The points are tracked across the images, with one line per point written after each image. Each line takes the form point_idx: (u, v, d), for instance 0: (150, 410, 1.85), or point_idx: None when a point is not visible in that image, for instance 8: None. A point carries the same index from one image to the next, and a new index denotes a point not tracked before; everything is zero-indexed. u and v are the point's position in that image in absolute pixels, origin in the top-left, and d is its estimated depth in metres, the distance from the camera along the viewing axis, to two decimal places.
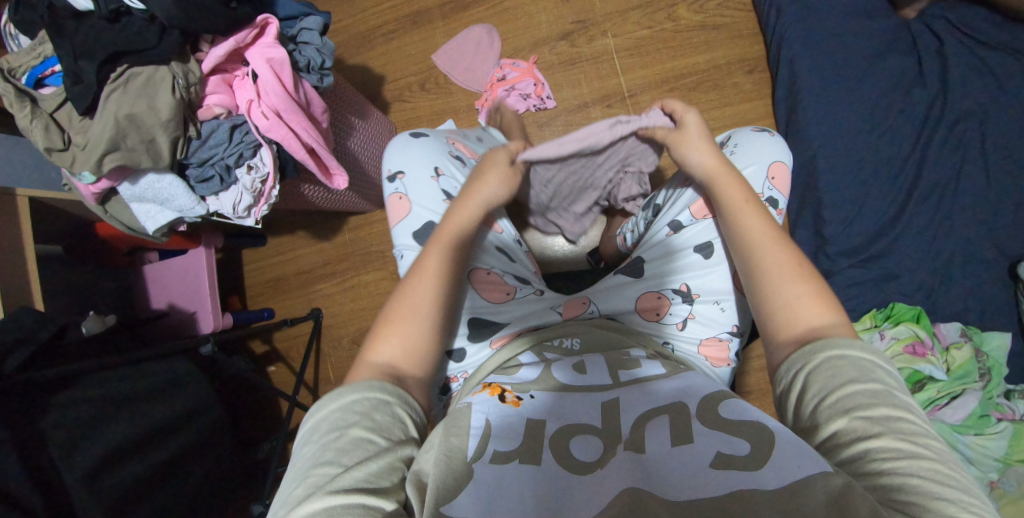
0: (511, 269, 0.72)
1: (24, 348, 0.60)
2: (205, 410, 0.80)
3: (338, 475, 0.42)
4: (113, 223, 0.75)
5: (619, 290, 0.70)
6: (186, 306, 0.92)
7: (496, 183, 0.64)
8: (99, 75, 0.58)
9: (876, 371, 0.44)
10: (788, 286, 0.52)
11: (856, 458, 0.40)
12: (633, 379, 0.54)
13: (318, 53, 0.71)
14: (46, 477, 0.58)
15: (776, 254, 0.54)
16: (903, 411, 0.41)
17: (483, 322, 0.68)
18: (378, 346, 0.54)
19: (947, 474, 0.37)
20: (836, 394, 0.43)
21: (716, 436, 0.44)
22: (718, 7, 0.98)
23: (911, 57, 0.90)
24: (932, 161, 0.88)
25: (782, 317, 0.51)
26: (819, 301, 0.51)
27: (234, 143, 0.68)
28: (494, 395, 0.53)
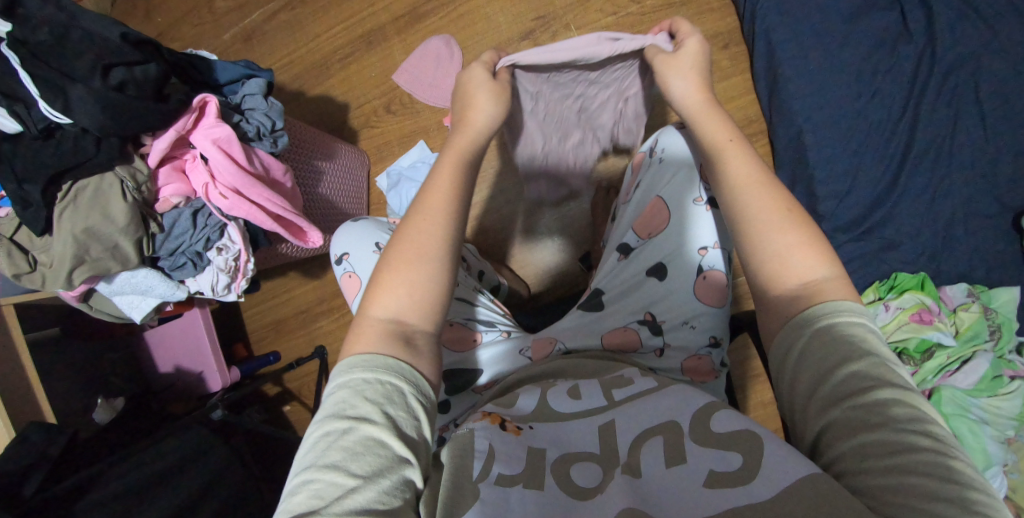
0: (475, 314, 0.73)
1: (37, 472, 0.62)
2: (229, 465, 0.80)
3: (347, 484, 0.38)
4: (101, 315, 0.74)
5: (587, 326, 0.69)
6: (192, 367, 0.94)
7: (490, 103, 0.60)
8: (47, 199, 0.56)
9: (876, 351, 0.39)
10: (782, 229, 0.48)
11: (854, 452, 0.36)
12: (627, 397, 0.54)
13: (266, 116, 0.68)
14: None
15: (760, 197, 0.50)
16: (907, 395, 0.36)
17: (460, 374, 0.69)
18: (383, 300, 0.50)
19: (956, 468, 0.32)
20: (829, 381, 0.39)
21: (706, 454, 0.43)
22: None
23: (894, 7, 0.84)
24: (925, 119, 0.83)
25: (773, 267, 0.47)
26: (812, 247, 0.47)
27: (199, 228, 0.67)
28: (495, 423, 0.51)
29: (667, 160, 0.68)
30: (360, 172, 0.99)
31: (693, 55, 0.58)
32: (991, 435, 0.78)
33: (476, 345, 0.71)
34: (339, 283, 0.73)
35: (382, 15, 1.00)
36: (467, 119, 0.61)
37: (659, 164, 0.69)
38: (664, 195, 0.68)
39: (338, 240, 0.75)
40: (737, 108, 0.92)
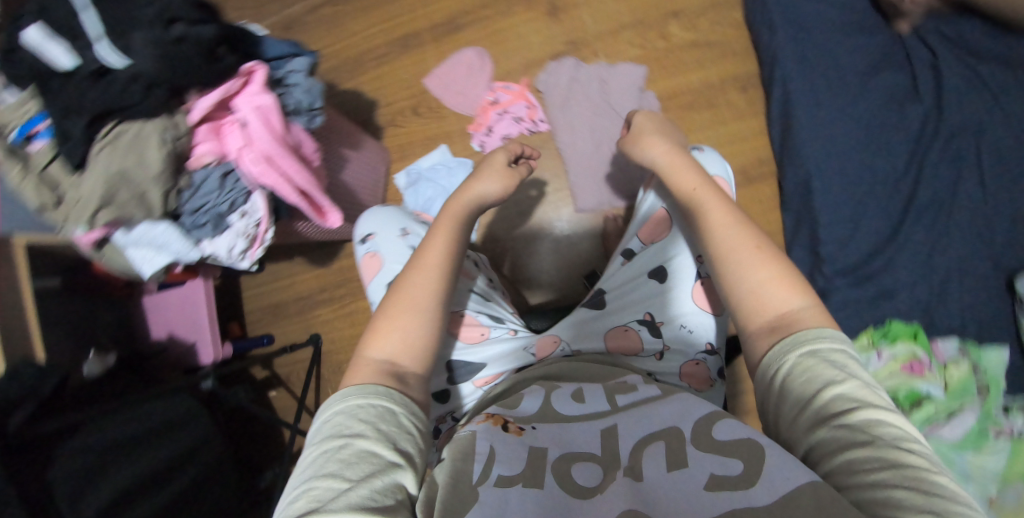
0: (485, 308, 0.75)
1: (27, 407, 0.61)
2: (211, 439, 0.81)
3: (343, 488, 0.41)
4: (108, 266, 0.74)
5: (592, 327, 0.71)
6: (186, 336, 0.94)
7: (491, 181, 0.73)
8: (89, 133, 0.58)
9: (857, 375, 0.41)
10: (755, 267, 0.51)
11: (843, 468, 0.36)
12: (631, 404, 0.54)
13: (306, 94, 0.71)
14: None
15: (734, 241, 0.53)
16: (889, 417, 0.38)
17: (462, 364, 0.70)
18: (378, 343, 0.55)
19: (945, 483, 0.33)
20: (815, 402, 0.40)
21: (707, 458, 0.43)
22: (710, 24, 0.96)
23: (905, 70, 0.89)
24: (929, 176, 0.87)
25: (751, 305, 0.49)
26: (787, 283, 0.49)
27: (226, 190, 0.68)
28: (497, 425, 0.52)
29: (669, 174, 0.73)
30: (382, 167, 1.01)
31: (653, 123, 0.72)
32: (973, 491, 0.77)
33: (482, 339, 0.72)
34: (358, 262, 0.74)
35: (421, 22, 1.05)
36: (467, 189, 0.71)
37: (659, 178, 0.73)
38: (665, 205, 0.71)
39: (361, 221, 0.76)
40: (750, 147, 0.96)
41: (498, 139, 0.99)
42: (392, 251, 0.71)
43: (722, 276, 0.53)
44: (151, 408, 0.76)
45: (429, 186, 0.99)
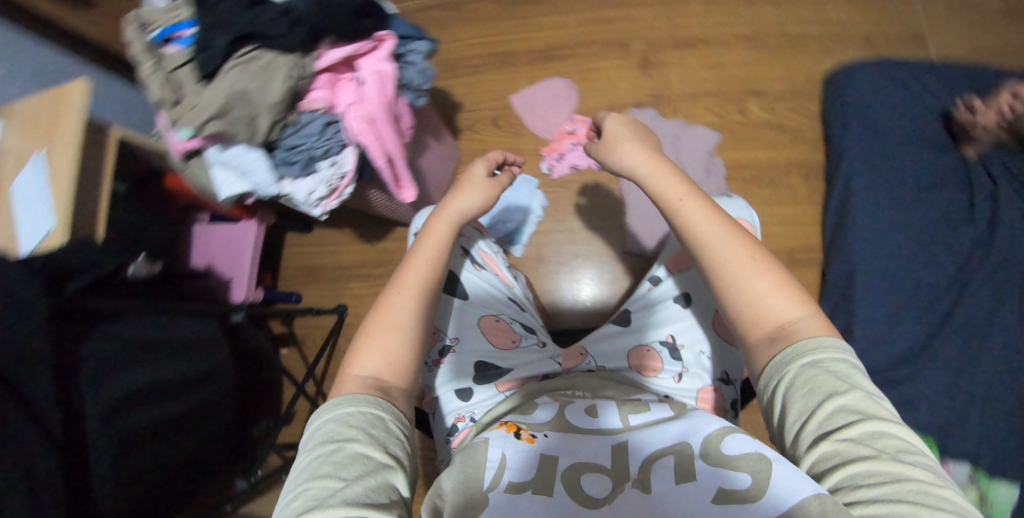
0: (519, 318, 0.79)
1: (86, 276, 0.64)
2: (223, 371, 0.85)
3: (339, 488, 0.41)
4: (189, 178, 0.77)
5: (615, 343, 0.74)
6: (224, 271, 0.96)
7: (473, 194, 0.68)
8: (229, 50, 0.63)
9: (858, 386, 0.41)
10: (753, 278, 0.50)
11: (846, 485, 0.37)
12: (644, 423, 0.55)
13: (419, 74, 0.75)
14: (72, 404, 0.61)
15: (729, 251, 0.52)
16: (890, 429, 0.38)
17: (489, 364, 0.73)
18: (361, 361, 0.54)
19: (944, 498, 0.34)
20: (817, 416, 0.40)
21: (713, 472, 0.43)
22: (788, 110, 1.02)
23: (964, 195, 0.94)
24: (970, 299, 0.89)
25: (749, 316, 0.49)
26: (787, 292, 0.49)
27: (324, 138, 0.71)
28: (510, 432, 0.53)
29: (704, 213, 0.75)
30: (452, 164, 1.05)
31: (628, 127, 0.65)
32: None
33: (513, 346, 0.75)
34: None
35: (521, 44, 1.10)
36: (445, 203, 0.67)
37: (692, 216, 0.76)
38: None
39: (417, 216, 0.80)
40: (801, 232, 0.99)
41: (566, 167, 1.04)
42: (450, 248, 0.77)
43: (717, 286, 0.52)
44: (180, 324, 0.77)
45: None
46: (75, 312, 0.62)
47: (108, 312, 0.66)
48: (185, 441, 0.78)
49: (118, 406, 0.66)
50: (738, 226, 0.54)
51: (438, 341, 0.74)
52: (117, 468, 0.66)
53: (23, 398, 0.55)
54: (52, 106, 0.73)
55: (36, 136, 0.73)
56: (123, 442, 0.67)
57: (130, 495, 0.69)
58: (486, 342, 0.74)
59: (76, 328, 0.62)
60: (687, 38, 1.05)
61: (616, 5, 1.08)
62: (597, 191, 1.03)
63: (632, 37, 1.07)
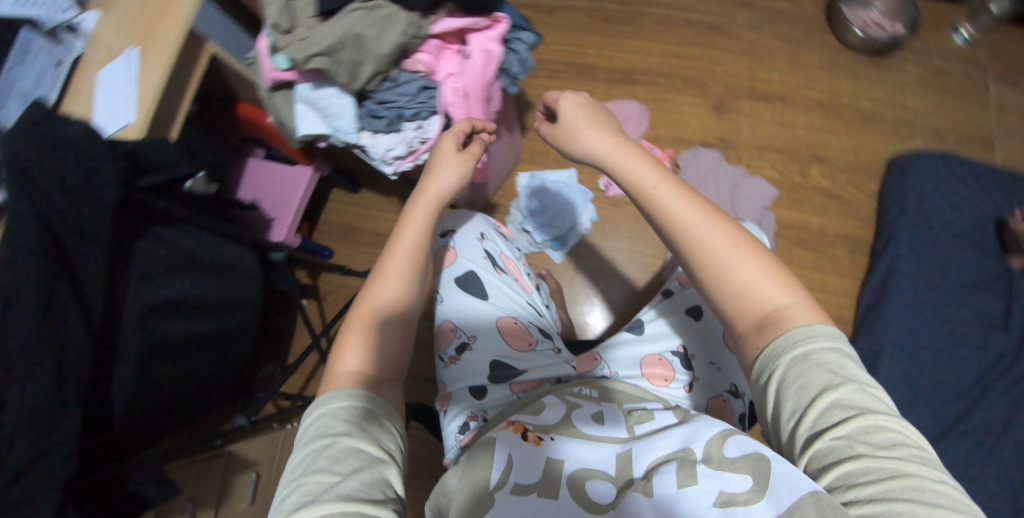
0: (536, 323, 0.79)
1: (155, 175, 0.63)
2: (248, 304, 0.84)
3: (335, 483, 0.40)
4: (269, 109, 0.78)
5: (629, 350, 0.76)
6: (268, 210, 0.95)
7: (447, 171, 0.62)
8: None
9: (853, 380, 0.39)
10: (743, 264, 0.47)
11: (838, 483, 0.36)
12: (648, 431, 0.53)
13: (519, 63, 0.75)
14: (114, 296, 0.62)
15: (712, 238, 0.48)
16: (887, 423, 0.37)
17: (506, 365, 0.72)
18: (344, 358, 0.51)
19: (941, 494, 0.33)
20: (810, 413, 0.38)
21: (714, 474, 0.42)
22: (846, 182, 1.05)
23: (1002, 301, 0.95)
24: (990, 404, 0.89)
25: (738, 308, 0.46)
26: (775, 277, 0.46)
27: (417, 100, 0.71)
28: (517, 433, 0.54)
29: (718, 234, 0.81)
30: (513, 161, 1.04)
31: (590, 112, 0.59)
32: None
33: (530, 348, 0.74)
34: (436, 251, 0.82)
35: (605, 61, 1.11)
36: (421, 185, 0.62)
37: None
38: None
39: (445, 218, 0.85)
40: (837, 302, 1.01)
41: (622, 188, 1.04)
42: (470, 249, 0.81)
43: (702, 276, 0.49)
44: (226, 250, 0.78)
45: (556, 197, 1.04)
46: (144, 203, 0.64)
47: (167, 213, 0.67)
48: (200, 364, 0.77)
49: (155, 311, 0.66)
50: (713, 207, 0.50)
51: (456, 339, 0.76)
52: (137, 373, 0.66)
53: (74, 279, 0.56)
54: (157, 9, 0.74)
55: (134, 32, 0.73)
56: (148, 349, 0.66)
57: (144, 402, 0.69)
58: (503, 342, 0.74)
59: (134, 221, 0.64)
60: (765, 91, 1.09)
61: (705, 46, 1.11)
62: (649, 219, 1.04)
63: (714, 80, 1.09)
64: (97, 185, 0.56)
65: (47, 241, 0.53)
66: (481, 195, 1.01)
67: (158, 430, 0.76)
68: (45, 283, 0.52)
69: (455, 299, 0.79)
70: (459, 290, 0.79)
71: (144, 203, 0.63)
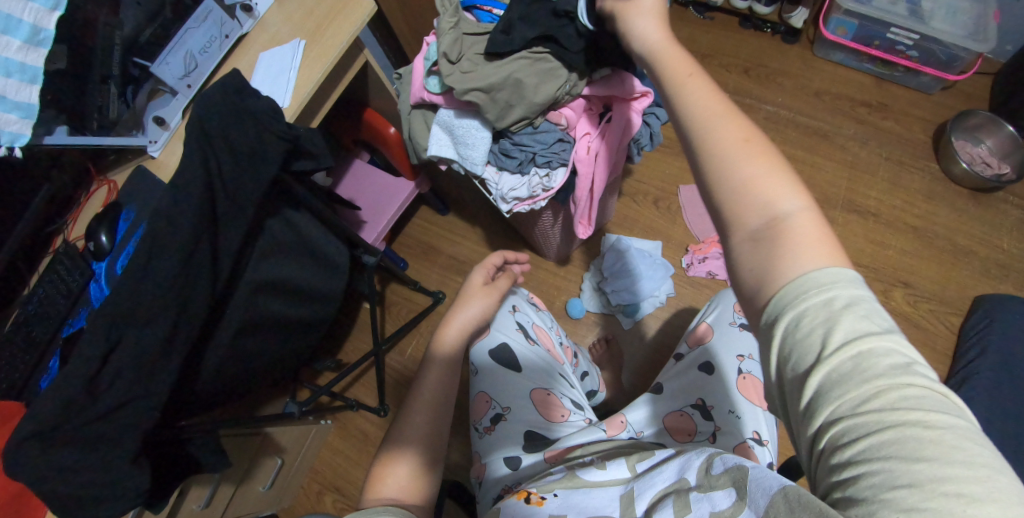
0: (568, 395, 0.80)
1: (305, 164, 0.66)
2: (331, 300, 0.85)
3: None
4: (404, 126, 0.82)
5: (649, 411, 0.78)
6: (363, 215, 0.98)
7: (479, 297, 0.76)
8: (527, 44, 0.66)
9: (852, 337, 0.29)
10: (746, 159, 0.38)
11: (825, 451, 0.29)
12: (648, 467, 0.54)
13: (649, 137, 0.77)
14: (239, 266, 0.65)
15: (726, 133, 0.40)
16: (885, 381, 0.28)
17: (538, 435, 0.73)
18: (383, 484, 0.56)
19: (947, 452, 0.25)
20: (801, 380, 0.31)
21: (703, 499, 0.43)
22: (929, 313, 1.04)
23: None
24: None
25: (731, 206, 0.38)
26: (782, 178, 0.38)
27: (551, 150, 0.73)
28: (520, 499, 0.56)
29: (717, 302, 0.88)
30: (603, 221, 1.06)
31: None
32: None
33: (561, 420, 0.75)
34: None
35: None
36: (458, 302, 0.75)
37: (712, 305, 0.89)
38: (709, 321, 0.84)
39: None
40: None
41: (704, 270, 1.05)
42: (505, 321, 0.82)
43: (701, 173, 0.40)
44: (331, 241, 0.79)
45: (636, 264, 1.03)
46: (283, 187, 0.66)
47: (297, 199, 0.70)
48: (272, 346, 0.78)
49: (263, 288, 0.69)
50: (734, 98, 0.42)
51: (490, 409, 0.76)
52: (232, 341, 0.69)
53: (215, 242, 0.59)
54: (327, 10, 0.80)
55: (301, 27, 0.79)
56: (247, 323, 0.69)
57: (228, 369, 0.71)
58: (537, 413, 0.75)
59: (273, 202, 0.67)
60: (860, 206, 1.11)
61: (809, 153, 1.15)
62: None
63: (812, 185, 1.13)
64: (258, 161, 0.60)
65: (204, 199, 0.55)
66: (568, 248, 1.02)
67: (220, 400, 0.78)
68: (190, 236, 0.55)
69: (486, 370, 0.79)
70: (492, 363, 0.78)
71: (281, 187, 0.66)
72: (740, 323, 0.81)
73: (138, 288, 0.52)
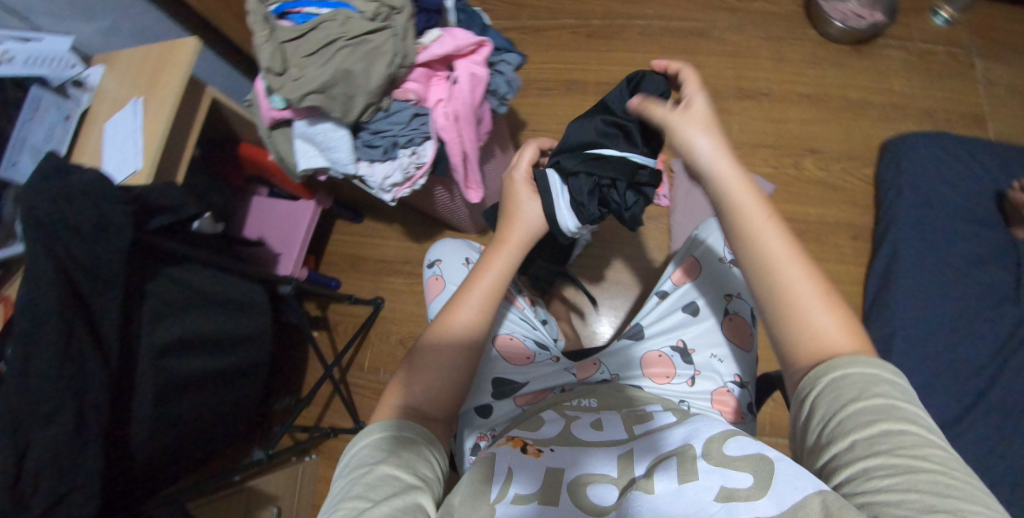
0: (531, 335, 0.81)
1: (165, 217, 0.66)
2: (259, 339, 0.85)
3: (365, 509, 0.45)
4: (270, 149, 0.81)
5: (626, 355, 0.75)
6: (275, 246, 0.96)
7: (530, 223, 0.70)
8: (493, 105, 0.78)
9: (883, 391, 0.42)
10: (821, 312, 0.47)
11: (857, 476, 0.39)
12: (647, 431, 0.57)
13: (506, 84, 0.77)
14: (129, 336, 0.64)
15: (802, 280, 0.49)
16: (906, 426, 0.40)
17: (506, 381, 0.74)
18: (400, 392, 0.58)
19: (951, 486, 0.36)
20: (839, 417, 0.42)
21: (715, 471, 0.45)
22: (842, 172, 1.06)
23: (1012, 273, 0.93)
24: (1011, 377, 0.87)
25: (806, 346, 0.47)
26: (851, 330, 0.47)
27: (410, 127, 0.73)
28: (516, 447, 0.57)
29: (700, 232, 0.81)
30: None
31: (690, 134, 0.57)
32: None
33: (528, 362, 0.76)
34: (424, 282, 0.84)
35: (590, 75, 1.16)
36: (503, 237, 0.69)
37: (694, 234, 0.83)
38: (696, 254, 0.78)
39: (433, 247, 0.86)
40: (845, 291, 1.00)
41: None
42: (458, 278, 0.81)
43: (780, 318, 0.49)
44: (232, 282, 0.79)
45: None
46: (153, 247, 0.66)
47: (175, 255, 0.69)
48: (214, 400, 0.78)
49: (168, 350, 0.69)
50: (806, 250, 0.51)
51: None
52: (155, 410, 0.68)
53: (90, 319, 0.59)
54: (155, 60, 0.78)
55: (135, 84, 0.77)
56: (165, 387, 0.69)
57: (165, 438, 0.71)
58: (502, 362, 0.75)
59: (144, 265, 0.66)
60: (751, 89, 1.11)
61: (690, 52, 1.14)
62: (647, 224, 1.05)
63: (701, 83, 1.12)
64: (112, 230, 0.59)
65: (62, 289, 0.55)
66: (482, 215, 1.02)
67: (178, 467, 0.78)
68: (64, 324, 0.55)
69: None
70: None
71: (152, 244, 0.65)
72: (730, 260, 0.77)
73: (24, 387, 0.52)
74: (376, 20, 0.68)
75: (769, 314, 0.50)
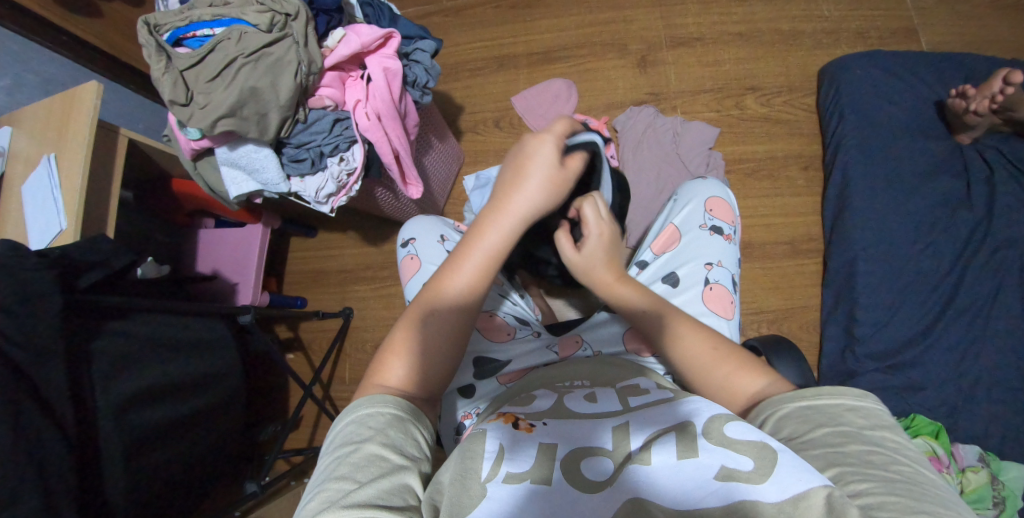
0: (512, 311, 0.77)
1: (99, 271, 0.64)
2: (228, 375, 0.84)
3: (352, 491, 0.40)
4: (198, 180, 0.78)
5: (608, 329, 0.73)
6: (230, 275, 0.93)
7: (536, 190, 0.53)
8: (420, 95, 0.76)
9: (850, 422, 0.41)
10: (716, 362, 0.50)
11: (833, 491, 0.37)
12: (643, 403, 0.50)
13: (425, 73, 0.76)
14: (83, 395, 0.63)
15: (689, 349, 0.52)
16: (877, 447, 0.39)
17: (486, 360, 0.71)
18: (388, 368, 0.51)
19: (926, 497, 0.35)
20: (805, 437, 0.41)
21: (718, 449, 0.39)
22: (784, 104, 1.06)
23: (961, 178, 0.94)
24: (970, 282, 0.89)
25: (722, 393, 0.49)
26: (751, 368, 0.49)
27: (333, 134, 0.72)
28: (507, 422, 0.48)
29: (680, 201, 0.77)
30: (455, 166, 1.05)
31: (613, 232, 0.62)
32: None
33: (509, 338, 0.73)
34: (399, 263, 0.77)
35: (520, 47, 1.13)
36: (505, 202, 0.53)
37: (672, 205, 0.79)
38: (677, 222, 0.74)
39: (404, 228, 0.80)
40: (804, 222, 1.00)
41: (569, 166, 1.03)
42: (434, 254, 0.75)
43: (692, 379, 0.52)
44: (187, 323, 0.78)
45: None
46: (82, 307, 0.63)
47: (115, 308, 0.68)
48: (190, 443, 0.77)
49: (134, 402, 0.68)
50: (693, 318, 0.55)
51: None
52: (129, 466, 0.67)
53: (38, 394, 0.56)
54: (60, 110, 0.75)
55: (43, 139, 0.74)
56: (134, 441, 0.68)
57: (143, 490, 0.70)
58: (481, 339, 0.73)
59: (83, 326, 0.64)
60: (683, 36, 1.10)
61: (615, 7, 1.12)
62: None
63: (631, 38, 1.10)
64: (38, 298, 0.56)
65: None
66: (433, 208, 1.01)
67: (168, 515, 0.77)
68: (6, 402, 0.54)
69: None
70: None
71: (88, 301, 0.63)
72: (710, 225, 0.73)
73: None
74: (273, 30, 0.66)
75: (683, 375, 0.53)
